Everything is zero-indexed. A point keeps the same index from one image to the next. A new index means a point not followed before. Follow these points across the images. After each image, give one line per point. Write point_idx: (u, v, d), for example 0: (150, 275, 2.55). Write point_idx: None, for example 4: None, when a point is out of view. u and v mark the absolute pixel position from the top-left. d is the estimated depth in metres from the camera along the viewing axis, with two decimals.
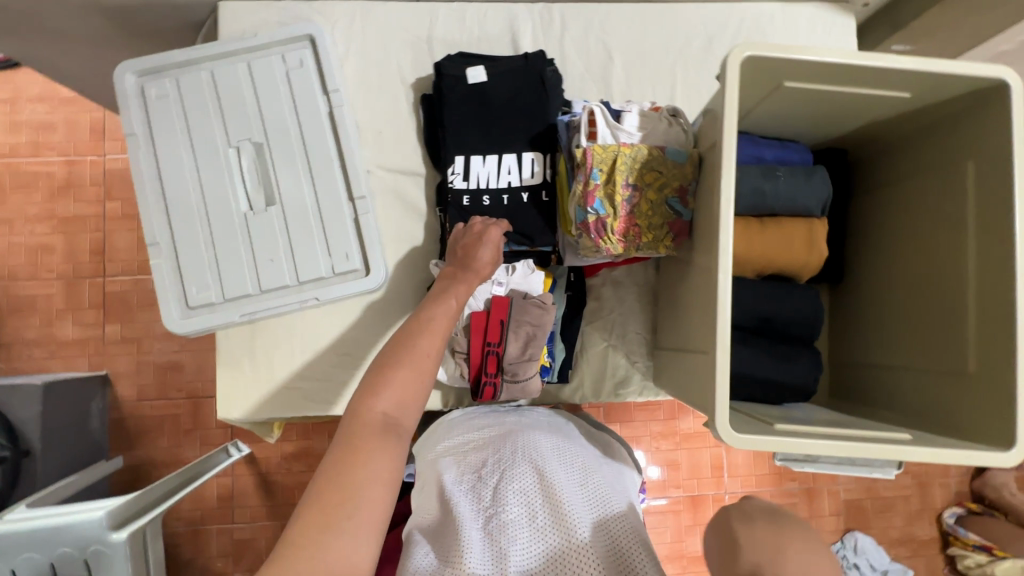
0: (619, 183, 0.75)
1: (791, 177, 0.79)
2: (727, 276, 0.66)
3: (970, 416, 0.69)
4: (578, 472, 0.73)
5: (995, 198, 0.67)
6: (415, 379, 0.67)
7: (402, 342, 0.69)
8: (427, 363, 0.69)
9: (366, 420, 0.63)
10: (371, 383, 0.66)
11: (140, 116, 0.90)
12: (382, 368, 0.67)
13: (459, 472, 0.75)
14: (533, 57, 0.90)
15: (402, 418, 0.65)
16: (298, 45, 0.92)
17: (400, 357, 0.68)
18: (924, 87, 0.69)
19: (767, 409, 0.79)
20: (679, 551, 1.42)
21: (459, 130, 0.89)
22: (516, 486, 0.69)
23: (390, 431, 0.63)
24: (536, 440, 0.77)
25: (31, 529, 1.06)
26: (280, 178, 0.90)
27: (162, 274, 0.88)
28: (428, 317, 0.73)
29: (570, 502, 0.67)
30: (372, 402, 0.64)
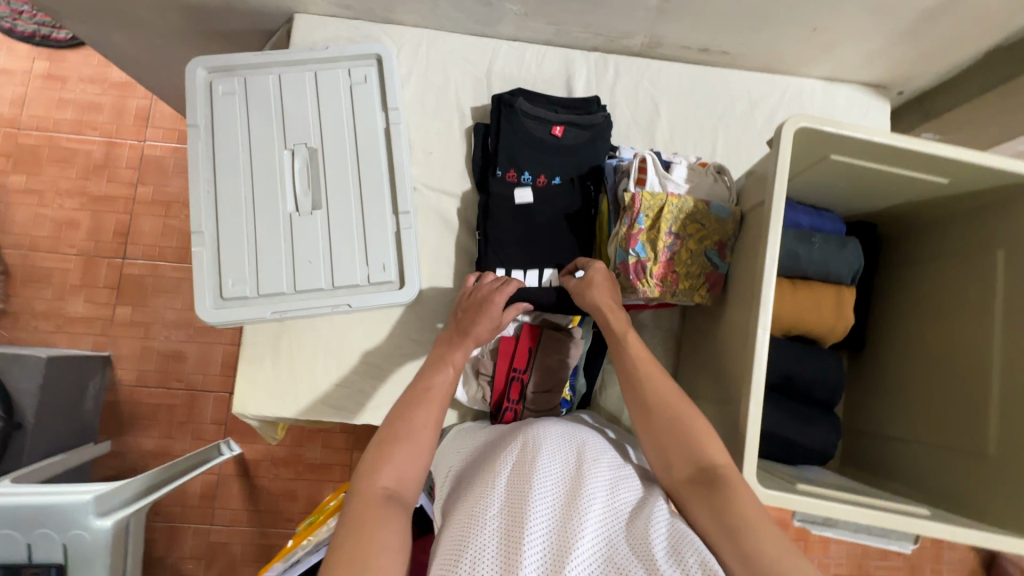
0: (663, 230, 0.77)
1: (826, 245, 0.82)
2: (766, 333, 0.68)
3: (990, 499, 0.69)
4: (591, 455, 0.65)
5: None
6: (418, 452, 0.65)
7: (400, 413, 0.67)
8: (426, 435, 0.66)
9: (367, 495, 0.59)
10: (371, 458, 0.63)
11: (204, 108, 0.94)
12: (384, 445, 0.64)
13: (470, 474, 0.68)
14: (578, 181, 0.92)
15: (404, 491, 0.62)
16: (365, 62, 0.96)
17: (398, 433, 0.65)
18: (962, 176, 0.73)
19: (784, 468, 0.79)
20: None
21: (502, 248, 0.90)
22: (527, 469, 0.61)
23: (393, 502, 0.60)
24: (544, 425, 0.71)
25: (13, 506, 1.02)
26: (330, 184, 0.93)
27: (201, 262, 0.89)
28: (426, 387, 0.71)
29: (582, 477, 0.60)
30: (373, 477, 0.61)
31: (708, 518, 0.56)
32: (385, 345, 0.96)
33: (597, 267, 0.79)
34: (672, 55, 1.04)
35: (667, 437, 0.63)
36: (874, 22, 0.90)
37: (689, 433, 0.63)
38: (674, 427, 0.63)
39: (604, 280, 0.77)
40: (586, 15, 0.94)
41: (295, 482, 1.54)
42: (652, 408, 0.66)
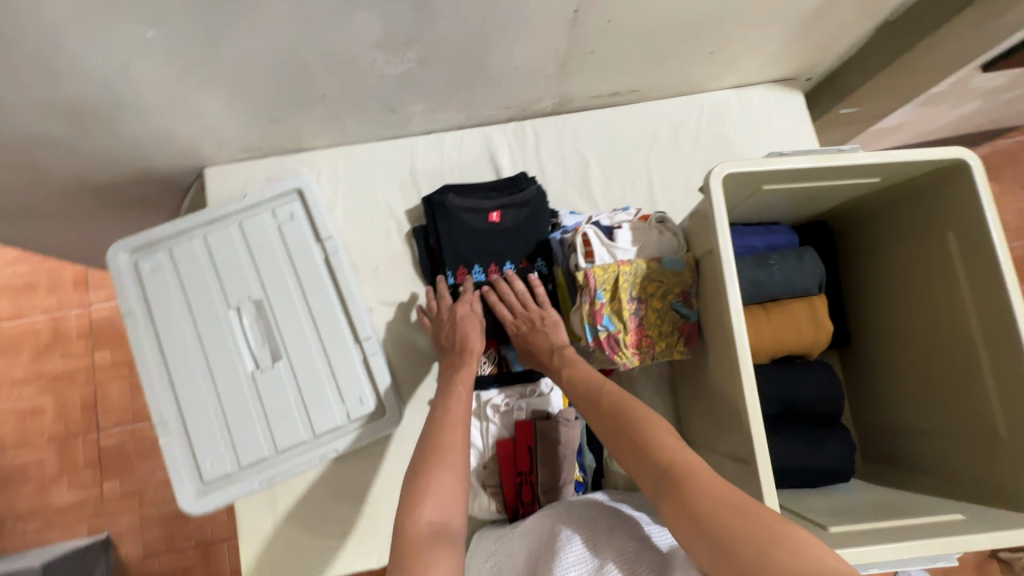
0: (624, 299, 0.76)
1: (784, 264, 0.82)
2: (751, 388, 0.67)
3: (1013, 483, 0.67)
4: (608, 528, 0.66)
5: (983, 263, 0.69)
6: (454, 479, 0.61)
7: (429, 445, 0.65)
8: (458, 458, 0.64)
9: (412, 530, 0.55)
10: (411, 494, 0.59)
11: (136, 291, 0.90)
12: (420, 478, 0.60)
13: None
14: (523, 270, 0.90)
15: (450, 521, 0.57)
16: (287, 199, 0.94)
17: (433, 461, 0.63)
18: (891, 172, 0.74)
19: (814, 499, 0.77)
20: None
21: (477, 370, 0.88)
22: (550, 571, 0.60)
23: (443, 537, 0.55)
24: (560, 512, 0.72)
25: None
26: (284, 331, 0.90)
27: (173, 452, 0.85)
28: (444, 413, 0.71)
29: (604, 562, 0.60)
30: (415, 512, 0.57)
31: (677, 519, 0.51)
32: (383, 476, 0.92)
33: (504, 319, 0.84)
34: (586, 105, 1.04)
35: (631, 453, 0.60)
36: (766, 31, 0.92)
37: (650, 436, 0.59)
38: (635, 432, 0.61)
39: (537, 336, 0.81)
40: (492, 94, 0.94)
41: None
42: (626, 426, 0.62)
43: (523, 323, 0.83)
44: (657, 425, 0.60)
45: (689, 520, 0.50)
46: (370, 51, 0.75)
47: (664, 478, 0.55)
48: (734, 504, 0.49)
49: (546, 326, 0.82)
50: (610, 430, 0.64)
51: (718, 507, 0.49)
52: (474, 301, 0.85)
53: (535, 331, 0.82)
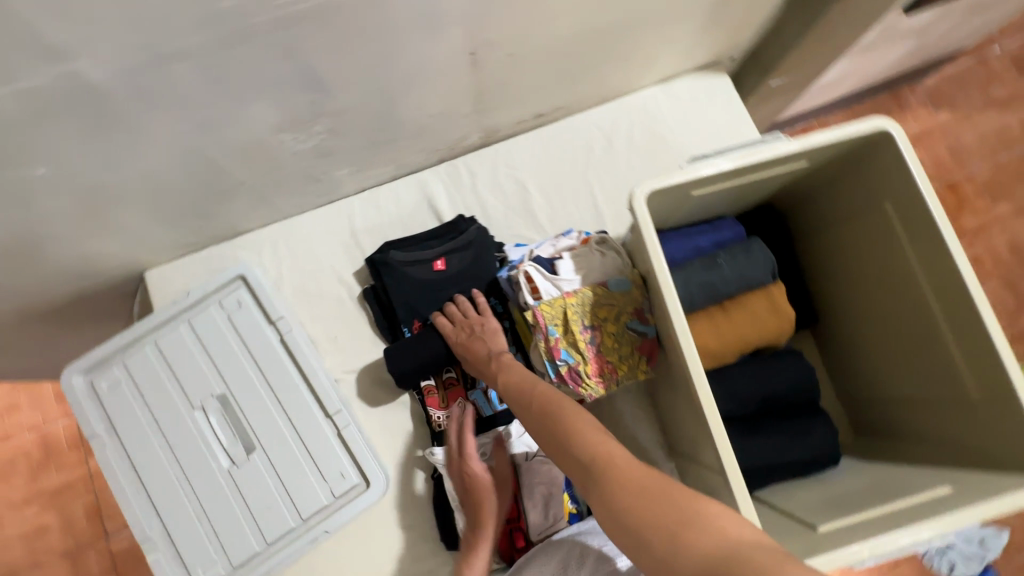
0: (577, 330, 0.75)
1: (733, 260, 0.80)
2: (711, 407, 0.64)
3: (996, 444, 0.66)
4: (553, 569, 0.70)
5: (923, 227, 0.68)
6: None
7: None
8: None
9: None
10: None
11: (98, 413, 0.89)
12: None
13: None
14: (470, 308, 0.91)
15: None
16: (231, 287, 0.93)
17: None
18: (817, 153, 0.73)
19: (807, 491, 0.75)
20: None
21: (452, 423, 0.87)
22: None
23: None
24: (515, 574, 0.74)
25: None
26: (253, 422, 0.89)
27: (162, 567, 0.83)
28: None
29: None
30: None
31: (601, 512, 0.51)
32: (379, 548, 0.88)
33: (443, 328, 0.84)
34: (514, 131, 1.03)
35: (557, 450, 0.59)
36: (675, 28, 0.90)
37: (574, 431, 0.58)
38: (556, 431, 0.60)
39: (476, 340, 0.82)
40: (416, 143, 0.92)
41: None
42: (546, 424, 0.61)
43: (461, 331, 0.83)
44: (572, 415, 0.60)
45: (612, 512, 0.49)
46: (276, 133, 0.74)
47: (587, 469, 0.54)
48: (650, 489, 0.49)
49: (485, 330, 0.83)
50: (537, 430, 0.63)
51: (638, 494, 0.49)
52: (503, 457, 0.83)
53: (473, 336, 0.82)
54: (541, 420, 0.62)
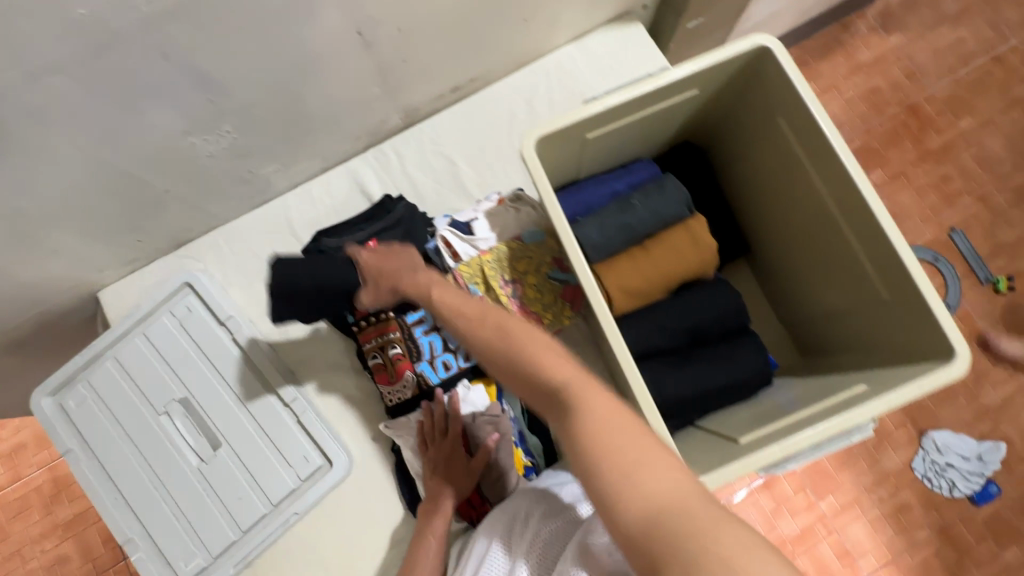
0: (497, 286, 0.77)
1: (646, 198, 0.82)
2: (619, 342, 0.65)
3: (910, 338, 0.67)
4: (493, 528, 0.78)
5: (812, 136, 0.69)
6: None
7: None
8: None
9: None
10: None
11: (69, 430, 0.93)
12: None
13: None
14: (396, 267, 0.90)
15: None
16: (180, 295, 0.97)
17: None
18: (705, 79, 0.73)
19: (742, 411, 0.77)
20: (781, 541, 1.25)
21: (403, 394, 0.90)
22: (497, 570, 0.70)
23: None
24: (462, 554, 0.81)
25: None
26: (216, 419, 0.93)
27: (147, 565, 0.88)
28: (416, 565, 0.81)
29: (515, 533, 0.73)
30: None
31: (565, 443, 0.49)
32: (350, 523, 0.91)
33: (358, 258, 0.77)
34: (435, 109, 1.05)
35: (516, 380, 0.55)
36: None
37: (537, 357, 0.54)
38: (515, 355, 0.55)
39: (393, 265, 0.74)
40: (334, 132, 0.94)
41: None
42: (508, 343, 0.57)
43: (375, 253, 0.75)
44: (544, 341, 0.55)
45: (576, 444, 0.47)
46: (182, 138, 0.76)
47: (553, 398, 0.51)
48: (620, 428, 0.46)
49: (403, 255, 0.76)
50: (491, 360, 0.58)
51: (600, 430, 0.47)
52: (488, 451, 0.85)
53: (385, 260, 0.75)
54: (494, 352, 0.57)
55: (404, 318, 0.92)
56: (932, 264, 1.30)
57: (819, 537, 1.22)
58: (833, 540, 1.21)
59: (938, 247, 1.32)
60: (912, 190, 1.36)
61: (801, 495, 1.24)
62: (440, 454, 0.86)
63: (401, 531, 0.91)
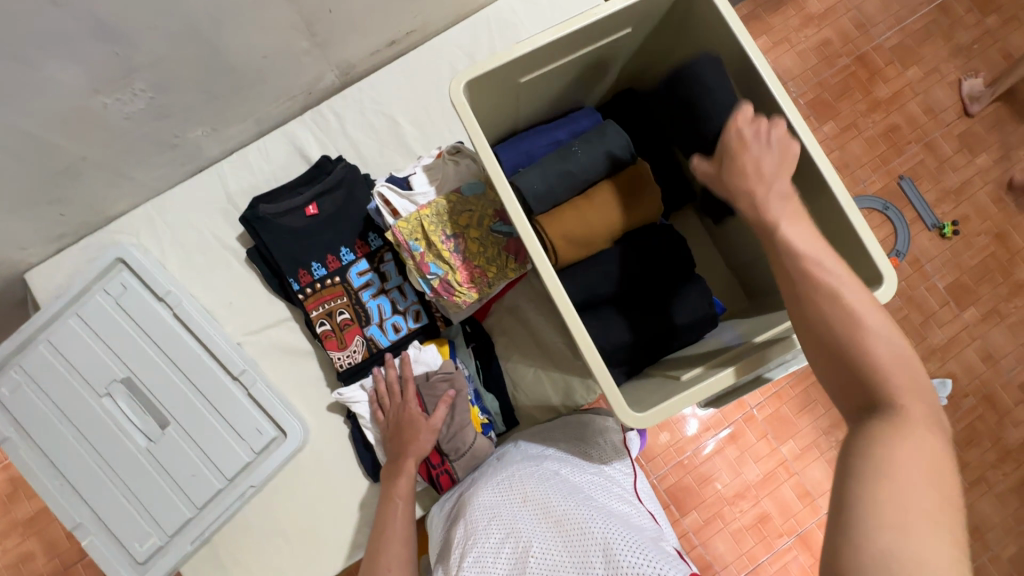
0: (439, 241, 0.75)
1: (587, 145, 0.80)
2: (556, 282, 0.62)
3: (843, 269, 0.67)
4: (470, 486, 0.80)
5: (750, 72, 0.69)
6: None
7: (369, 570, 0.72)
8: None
9: None
10: None
11: (5, 419, 0.89)
12: None
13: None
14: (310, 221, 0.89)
15: None
16: (115, 272, 0.93)
17: None
18: (637, 17, 0.72)
19: (689, 353, 0.79)
20: (743, 485, 1.30)
21: (354, 361, 0.88)
22: (504, 509, 0.71)
23: None
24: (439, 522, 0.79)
25: None
26: (162, 398, 0.90)
27: (100, 549, 0.86)
28: (384, 530, 0.76)
29: (511, 469, 0.77)
30: None
31: (860, 440, 0.46)
32: (311, 490, 0.91)
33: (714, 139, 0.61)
34: (372, 66, 1.01)
35: (823, 349, 0.52)
36: None
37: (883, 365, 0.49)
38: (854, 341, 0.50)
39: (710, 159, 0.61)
40: (263, 91, 0.90)
41: None
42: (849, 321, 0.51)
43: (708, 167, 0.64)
44: (898, 348, 0.50)
45: (871, 448, 0.45)
46: (91, 97, 0.71)
47: (877, 404, 0.48)
48: (935, 483, 0.42)
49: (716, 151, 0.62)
50: (825, 319, 0.52)
51: (920, 465, 0.43)
52: (443, 403, 0.83)
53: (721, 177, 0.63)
54: (845, 315, 0.51)
55: (349, 281, 0.89)
56: (882, 213, 1.31)
57: (782, 481, 1.30)
58: (794, 483, 1.30)
59: (886, 194, 1.32)
60: (863, 140, 1.35)
61: (763, 442, 1.31)
62: (405, 416, 0.82)
63: (363, 496, 0.91)
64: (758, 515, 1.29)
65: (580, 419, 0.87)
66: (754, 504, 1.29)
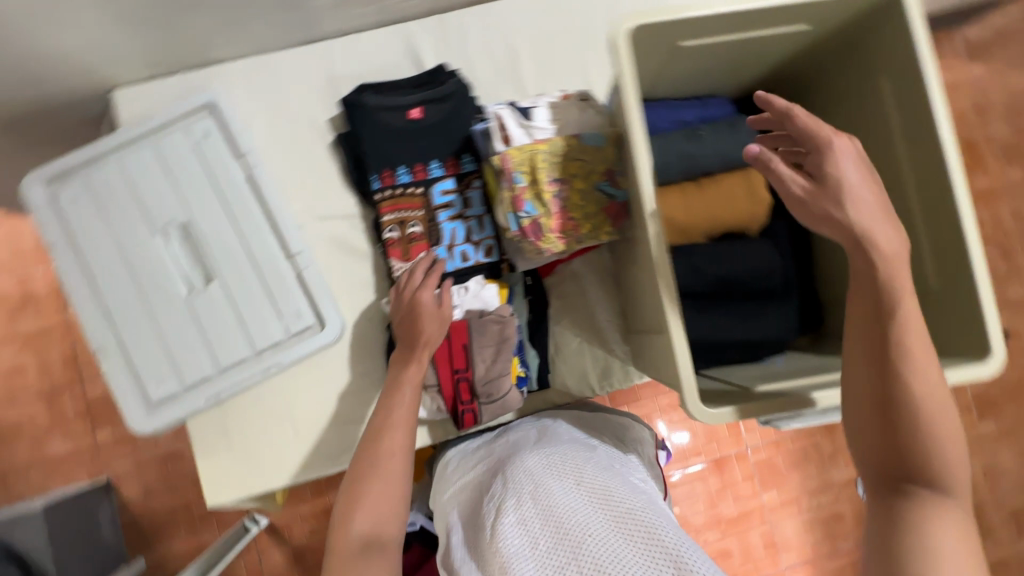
0: (543, 181, 0.73)
1: (715, 135, 0.78)
2: (663, 253, 0.64)
3: (944, 336, 0.66)
4: (507, 453, 0.76)
5: (917, 111, 0.65)
6: (385, 497, 0.66)
7: (366, 447, 0.69)
8: (392, 467, 0.68)
9: (347, 544, 0.62)
10: (343, 506, 0.65)
11: (56, 224, 0.88)
12: (350, 490, 0.66)
13: (461, 547, 0.67)
14: (362, 99, 0.87)
15: (382, 529, 0.64)
16: (199, 116, 0.90)
17: (366, 474, 0.67)
18: (819, 15, 0.68)
19: (747, 369, 0.78)
20: (716, 516, 1.35)
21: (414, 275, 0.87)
22: (552, 484, 0.66)
23: (375, 546, 0.62)
24: (468, 484, 0.77)
25: None
26: (215, 254, 0.89)
27: (115, 378, 0.86)
28: (388, 412, 0.73)
29: (557, 446, 0.73)
30: (347, 524, 0.63)
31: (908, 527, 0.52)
32: (333, 388, 0.92)
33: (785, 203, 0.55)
34: None
35: (881, 429, 0.56)
36: None
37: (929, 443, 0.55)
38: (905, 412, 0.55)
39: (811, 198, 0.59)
40: None
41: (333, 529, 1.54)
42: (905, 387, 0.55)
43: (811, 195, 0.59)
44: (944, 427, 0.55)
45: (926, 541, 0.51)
46: None
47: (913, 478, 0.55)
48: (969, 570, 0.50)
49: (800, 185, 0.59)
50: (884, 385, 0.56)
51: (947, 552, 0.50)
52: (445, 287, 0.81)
53: (815, 203, 0.59)
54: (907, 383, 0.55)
55: (431, 196, 0.87)
56: None
57: (752, 525, 1.35)
58: (762, 529, 1.35)
59: None
60: None
61: (748, 483, 1.36)
62: (422, 309, 0.78)
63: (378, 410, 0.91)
64: (721, 549, 1.33)
65: (620, 420, 0.88)
66: (720, 535, 1.33)
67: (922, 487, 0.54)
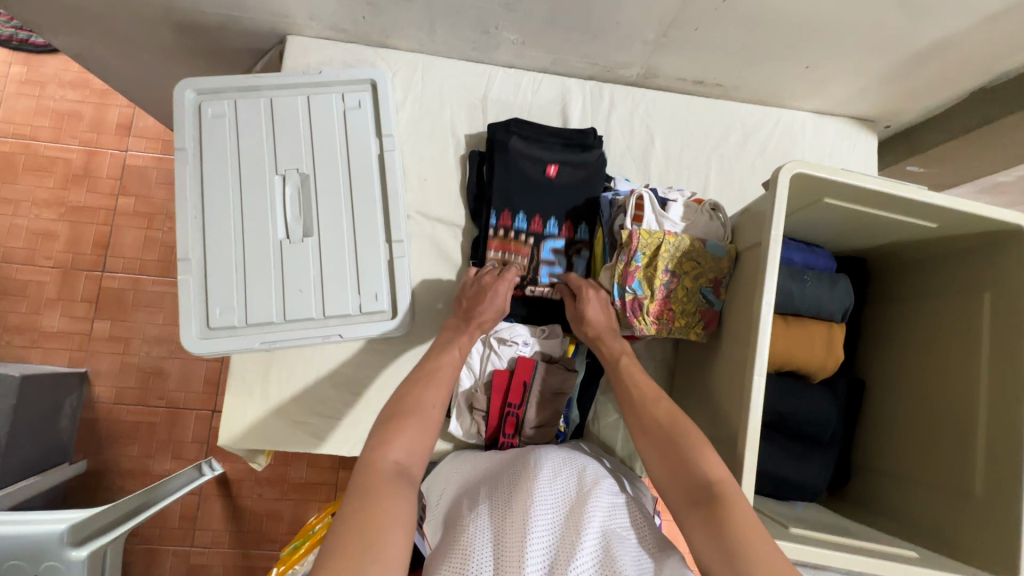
0: (659, 268, 0.78)
1: (818, 284, 0.82)
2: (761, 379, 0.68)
3: (977, 541, 0.70)
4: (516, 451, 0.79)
5: (1010, 336, 0.71)
6: (423, 432, 0.67)
7: (407, 394, 0.71)
8: (431, 415, 0.70)
9: (379, 467, 0.61)
10: (378, 435, 0.65)
11: (193, 132, 0.91)
12: (388, 423, 0.66)
13: (456, 513, 0.70)
14: (498, 126, 0.93)
15: (411, 465, 0.64)
16: (359, 87, 0.95)
17: (407, 411, 0.68)
18: (950, 220, 0.75)
19: (776, 505, 0.81)
20: None
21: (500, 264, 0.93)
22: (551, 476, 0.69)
23: (403, 478, 0.61)
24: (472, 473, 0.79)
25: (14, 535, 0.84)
26: (322, 213, 0.91)
27: (188, 291, 0.87)
28: (432, 369, 0.76)
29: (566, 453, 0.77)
30: (384, 449, 0.63)
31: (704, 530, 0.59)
32: (379, 375, 0.95)
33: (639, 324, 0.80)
34: (666, 85, 1.04)
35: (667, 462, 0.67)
36: (865, 64, 0.90)
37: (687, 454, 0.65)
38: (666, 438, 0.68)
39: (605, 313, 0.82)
40: (584, 44, 0.93)
41: (279, 503, 1.50)
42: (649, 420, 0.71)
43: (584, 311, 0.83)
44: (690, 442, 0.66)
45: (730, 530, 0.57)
46: None
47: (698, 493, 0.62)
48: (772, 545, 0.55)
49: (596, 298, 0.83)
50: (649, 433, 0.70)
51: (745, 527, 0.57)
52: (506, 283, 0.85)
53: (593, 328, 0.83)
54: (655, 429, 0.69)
55: (540, 239, 0.92)
56: None
57: None
58: None
59: None
60: None
61: None
62: (493, 289, 0.84)
63: None
64: None
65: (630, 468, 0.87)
66: None
67: (703, 497, 0.61)
